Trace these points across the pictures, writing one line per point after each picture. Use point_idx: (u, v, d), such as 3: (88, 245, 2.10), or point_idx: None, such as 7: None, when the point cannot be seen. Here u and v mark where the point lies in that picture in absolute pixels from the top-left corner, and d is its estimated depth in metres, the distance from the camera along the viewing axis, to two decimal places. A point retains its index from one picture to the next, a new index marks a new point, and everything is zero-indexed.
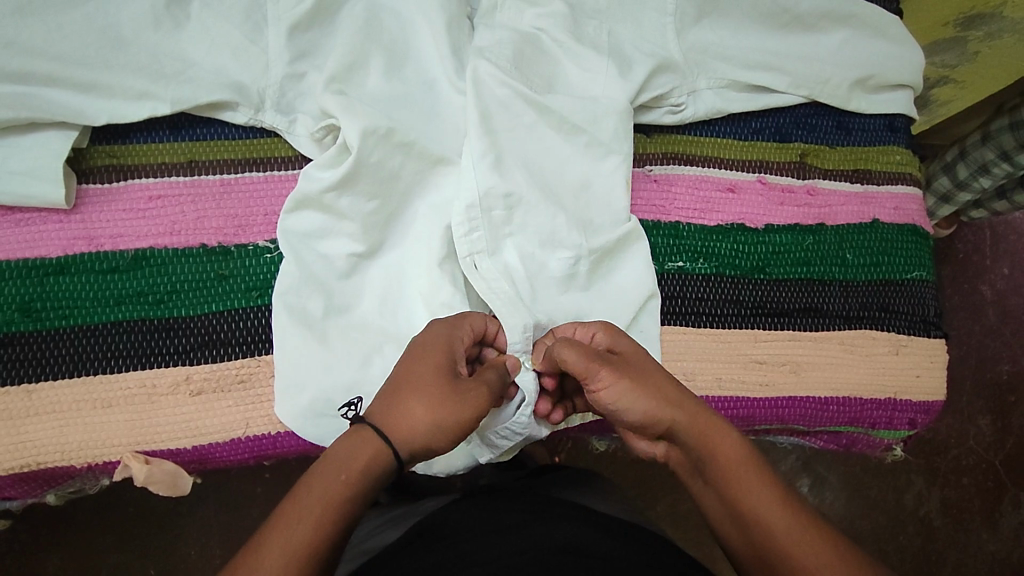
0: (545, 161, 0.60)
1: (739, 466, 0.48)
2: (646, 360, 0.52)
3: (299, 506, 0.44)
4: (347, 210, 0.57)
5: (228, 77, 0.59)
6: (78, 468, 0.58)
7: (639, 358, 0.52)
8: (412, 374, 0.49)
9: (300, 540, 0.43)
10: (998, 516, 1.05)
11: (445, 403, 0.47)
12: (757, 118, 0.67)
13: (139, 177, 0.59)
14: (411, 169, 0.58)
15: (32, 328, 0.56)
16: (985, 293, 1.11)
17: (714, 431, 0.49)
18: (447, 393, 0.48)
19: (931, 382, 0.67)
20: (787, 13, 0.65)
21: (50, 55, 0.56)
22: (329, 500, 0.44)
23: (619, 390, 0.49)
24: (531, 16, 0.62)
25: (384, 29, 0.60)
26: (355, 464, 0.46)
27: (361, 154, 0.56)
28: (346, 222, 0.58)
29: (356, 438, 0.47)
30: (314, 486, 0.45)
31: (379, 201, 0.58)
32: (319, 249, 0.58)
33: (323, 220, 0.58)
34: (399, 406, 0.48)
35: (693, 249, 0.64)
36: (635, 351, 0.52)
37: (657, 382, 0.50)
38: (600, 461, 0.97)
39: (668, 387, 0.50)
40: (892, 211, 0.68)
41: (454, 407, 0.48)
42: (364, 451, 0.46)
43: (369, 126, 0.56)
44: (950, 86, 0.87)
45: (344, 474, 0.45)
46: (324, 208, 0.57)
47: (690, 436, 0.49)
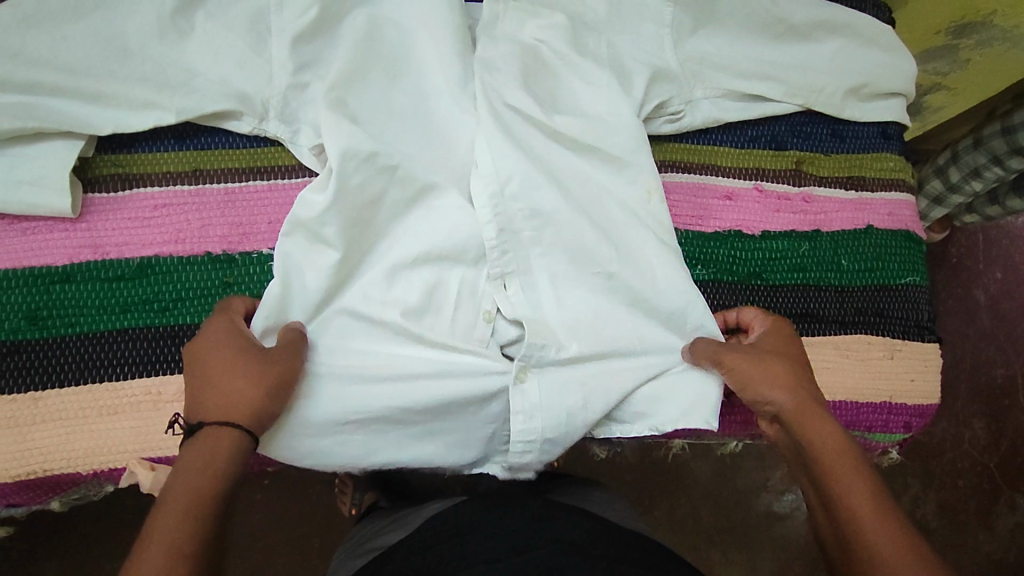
0: (535, 183, 0.60)
1: (841, 457, 0.51)
2: (782, 353, 0.57)
3: (170, 514, 0.44)
4: (333, 238, 0.56)
5: (232, 86, 0.59)
6: (84, 476, 0.58)
7: (784, 346, 0.58)
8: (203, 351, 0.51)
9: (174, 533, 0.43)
10: (994, 518, 1.06)
11: (247, 369, 0.51)
12: (753, 126, 0.68)
13: (144, 186, 0.60)
14: (394, 194, 0.59)
15: (39, 336, 0.57)
16: (979, 297, 1.12)
17: (817, 422, 0.53)
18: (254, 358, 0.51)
19: (926, 386, 0.68)
20: (783, 23, 0.66)
21: (55, 65, 0.57)
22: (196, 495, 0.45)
23: (751, 371, 0.55)
24: (533, 27, 0.62)
25: (386, 39, 0.61)
26: (211, 459, 0.47)
27: (341, 178, 0.56)
28: (327, 250, 0.57)
29: (190, 445, 0.48)
30: (177, 493, 0.45)
31: (360, 223, 0.58)
32: (299, 280, 0.57)
33: (306, 250, 0.57)
34: (217, 383, 0.50)
35: (692, 255, 0.65)
36: (784, 344, 0.58)
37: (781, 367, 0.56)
38: (598, 467, 0.97)
39: (794, 375, 0.56)
40: (886, 216, 0.69)
41: (263, 369, 0.51)
42: (202, 446, 0.48)
43: (350, 147, 0.56)
44: (941, 93, 0.89)
45: (205, 468, 0.47)
46: (314, 236, 0.57)
47: (797, 421, 0.54)
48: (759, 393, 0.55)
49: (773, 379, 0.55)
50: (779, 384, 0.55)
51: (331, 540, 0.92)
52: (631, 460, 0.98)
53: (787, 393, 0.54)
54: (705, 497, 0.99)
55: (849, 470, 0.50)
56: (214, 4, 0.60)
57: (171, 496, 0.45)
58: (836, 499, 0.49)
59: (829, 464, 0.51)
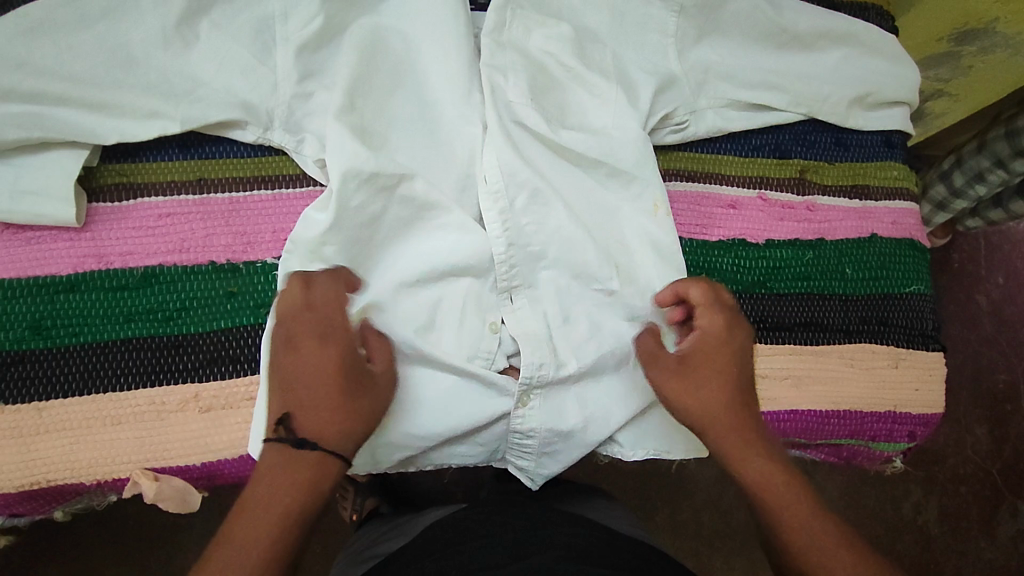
0: (536, 198, 0.60)
1: (772, 479, 0.51)
2: (719, 360, 0.54)
3: (252, 529, 0.45)
4: (335, 257, 0.57)
5: (237, 95, 0.59)
6: (87, 485, 0.58)
7: (722, 351, 0.54)
8: (326, 365, 0.48)
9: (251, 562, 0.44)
10: (996, 524, 1.06)
11: (345, 407, 0.49)
12: (757, 135, 0.68)
13: (149, 196, 0.60)
14: (394, 214, 0.59)
15: (43, 346, 0.57)
16: (980, 302, 1.12)
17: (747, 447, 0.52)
18: (355, 392, 0.49)
19: (930, 395, 0.68)
20: (787, 32, 0.66)
21: (61, 75, 0.57)
22: (284, 514, 0.45)
23: (676, 389, 0.54)
24: (537, 37, 0.62)
25: (390, 49, 0.61)
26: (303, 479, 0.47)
27: (341, 199, 0.56)
28: (329, 269, 0.57)
29: (285, 456, 0.47)
30: (266, 505, 0.45)
31: (362, 242, 0.58)
32: None
33: (310, 269, 0.57)
34: (310, 411, 0.48)
35: (696, 264, 0.65)
36: (714, 349, 0.54)
37: (712, 381, 0.53)
38: (600, 474, 0.97)
39: (724, 388, 0.53)
40: (890, 225, 0.69)
41: (359, 405, 0.49)
42: (298, 463, 0.47)
43: (351, 168, 0.56)
44: (944, 99, 0.89)
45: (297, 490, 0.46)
46: (314, 255, 0.57)
47: (723, 440, 0.52)
48: (685, 412, 0.54)
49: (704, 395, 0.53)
50: (706, 404, 0.53)
51: (333, 546, 0.92)
52: (633, 466, 0.98)
53: (705, 413, 0.53)
54: (707, 504, 0.99)
55: (779, 487, 0.51)
56: (219, 14, 0.60)
57: (254, 507, 0.45)
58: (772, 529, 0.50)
59: (763, 486, 0.51)
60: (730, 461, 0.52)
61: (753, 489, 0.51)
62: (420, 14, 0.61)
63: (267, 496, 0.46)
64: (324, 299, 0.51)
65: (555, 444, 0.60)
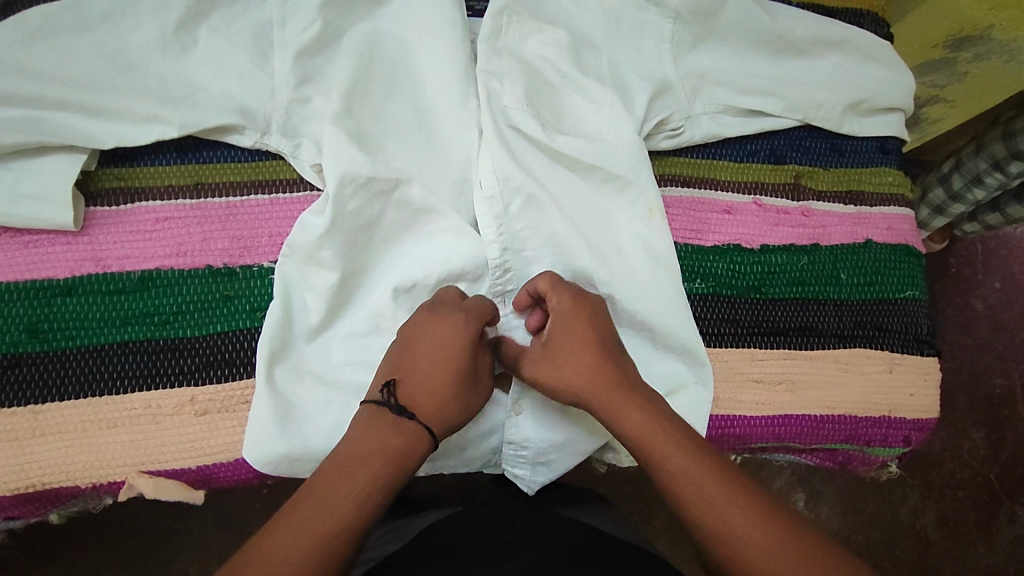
0: (531, 203, 0.60)
1: (650, 436, 0.50)
2: (572, 335, 0.55)
3: (337, 487, 0.46)
4: (331, 261, 0.57)
5: (234, 100, 0.59)
6: (83, 489, 0.58)
7: (574, 321, 0.55)
8: (442, 353, 0.53)
9: (332, 523, 0.45)
10: (993, 529, 1.06)
11: (446, 403, 0.52)
12: (752, 141, 0.68)
13: (146, 200, 0.60)
14: (391, 218, 0.59)
15: (39, 349, 0.57)
16: (977, 307, 1.13)
17: (624, 407, 0.52)
18: (457, 393, 0.53)
19: (925, 400, 0.68)
20: (781, 39, 0.66)
21: (59, 79, 0.58)
22: (373, 478, 0.48)
23: (545, 367, 0.55)
24: (534, 43, 0.63)
25: (386, 55, 0.62)
26: (394, 445, 0.49)
27: (337, 203, 0.56)
28: (326, 273, 0.57)
29: (382, 421, 0.50)
30: (355, 467, 0.48)
31: (359, 246, 0.58)
32: (299, 298, 0.58)
33: (307, 273, 0.58)
34: (421, 390, 0.52)
35: (691, 269, 0.65)
36: (573, 319, 0.55)
37: (569, 357, 0.54)
38: (597, 478, 0.97)
39: (587, 358, 0.54)
40: (885, 230, 0.69)
41: (451, 406, 0.53)
42: (391, 430, 0.50)
43: (348, 173, 0.56)
44: (940, 105, 0.89)
45: (389, 457, 0.49)
46: (310, 260, 0.57)
47: (603, 406, 0.52)
48: (565, 385, 0.54)
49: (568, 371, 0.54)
50: (579, 373, 0.53)
51: None
52: (630, 470, 0.98)
53: (580, 379, 0.53)
54: None
55: (667, 442, 0.49)
56: (217, 19, 0.60)
57: (342, 469, 0.48)
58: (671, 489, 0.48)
59: (646, 444, 0.50)
60: (609, 423, 0.52)
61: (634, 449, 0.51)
62: (417, 20, 0.61)
63: (359, 460, 0.48)
64: (471, 307, 0.56)
65: (550, 454, 0.60)
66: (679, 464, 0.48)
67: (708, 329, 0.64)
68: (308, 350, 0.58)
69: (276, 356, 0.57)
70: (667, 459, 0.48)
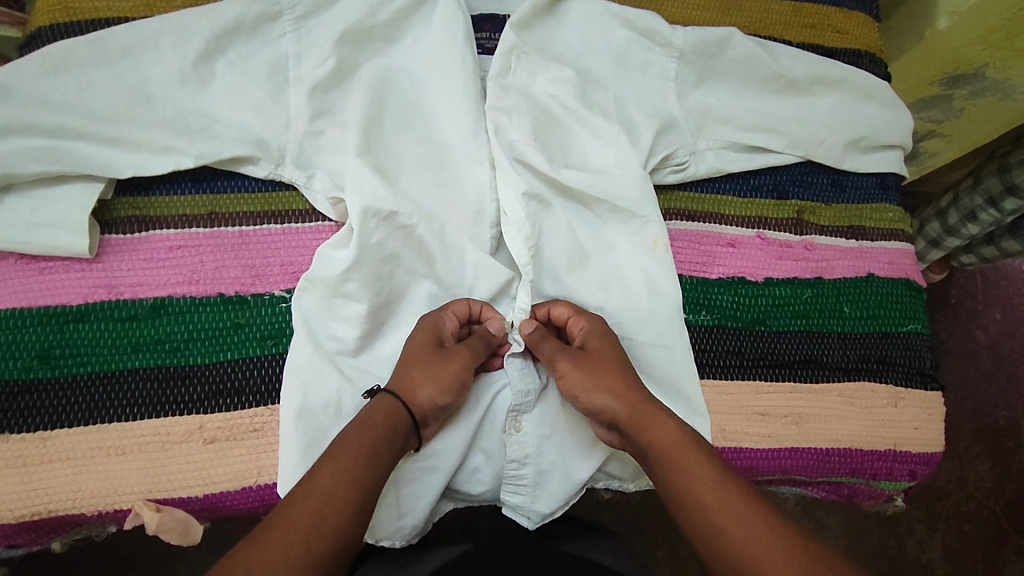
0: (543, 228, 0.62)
1: (680, 449, 0.51)
2: (610, 356, 0.57)
3: (318, 485, 0.47)
4: (357, 293, 0.58)
5: (250, 133, 0.61)
6: (87, 516, 0.58)
7: (603, 342, 0.58)
8: (419, 336, 0.57)
9: (312, 519, 0.45)
10: (1001, 564, 1.05)
11: (408, 380, 0.54)
12: (755, 175, 0.70)
13: (161, 228, 0.61)
14: (410, 250, 0.60)
15: (50, 376, 0.57)
16: (979, 338, 1.13)
17: (652, 420, 0.53)
18: (423, 367, 0.55)
19: (930, 434, 0.68)
20: (781, 78, 0.69)
21: (81, 111, 0.59)
22: (342, 475, 0.48)
23: (579, 376, 0.56)
24: (543, 80, 0.65)
25: (398, 90, 0.63)
26: (358, 441, 0.50)
27: (361, 236, 0.57)
28: (352, 304, 0.58)
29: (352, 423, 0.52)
30: (329, 464, 0.48)
31: (383, 277, 0.59)
32: (325, 330, 0.58)
33: (331, 305, 0.58)
34: (397, 370, 0.56)
35: (696, 301, 0.65)
36: (603, 344, 0.58)
37: (608, 377, 0.55)
38: (601, 507, 0.96)
39: (615, 375, 0.56)
40: (886, 265, 0.70)
41: (418, 380, 0.54)
42: (358, 429, 0.51)
43: (371, 206, 0.57)
44: (937, 139, 0.92)
45: (351, 452, 0.49)
46: (334, 293, 0.58)
47: (634, 420, 0.54)
48: (597, 396, 0.55)
49: (604, 385, 0.55)
50: (612, 386, 0.55)
51: None
52: (634, 499, 0.97)
53: (616, 391, 0.55)
54: None
55: (694, 461, 0.51)
56: (236, 54, 0.62)
57: (322, 467, 0.48)
58: (692, 501, 0.49)
59: (674, 456, 0.51)
60: (635, 433, 0.53)
61: (661, 459, 0.52)
62: (430, 57, 0.64)
63: (331, 458, 0.49)
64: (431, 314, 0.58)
65: (548, 475, 0.60)
66: (708, 484, 0.49)
67: (712, 361, 0.64)
68: (346, 373, 0.58)
69: (310, 388, 0.57)
70: (692, 471, 0.50)
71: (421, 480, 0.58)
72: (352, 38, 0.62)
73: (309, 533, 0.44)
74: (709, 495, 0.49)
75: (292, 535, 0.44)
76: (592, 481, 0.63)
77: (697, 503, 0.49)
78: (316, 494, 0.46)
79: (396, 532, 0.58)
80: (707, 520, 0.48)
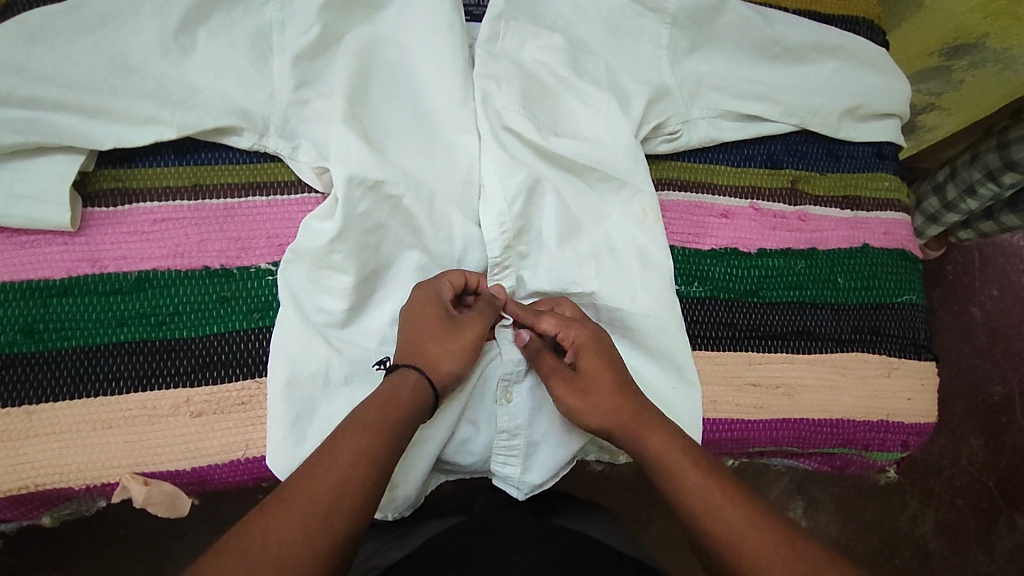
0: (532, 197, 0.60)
1: (673, 454, 0.51)
2: (606, 374, 0.56)
3: (333, 460, 0.46)
4: (344, 264, 0.57)
5: (233, 102, 0.60)
6: (76, 490, 0.57)
7: (596, 360, 0.56)
8: (428, 307, 0.55)
9: (325, 496, 0.45)
10: (994, 537, 1.06)
11: (431, 352, 0.54)
12: (749, 145, 0.69)
13: (144, 201, 0.60)
14: (397, 220, 0.59)
15: (34, 350, 0.57)
16: (975, 314, 1.13)
17: (645, 426, 0.53)
18: (442, 339, 0.54)
19: (923, 405, 0.68)
20: (777, 45, 0.67)
21: (59, 80, 0.58)
22: (362, 454, 0.47)
23: (573, 399, 0.56)
24: (532, 48, 0.63)
25: (384, 59, 0.62)
26: (378, 422, 0.49)
27: (347, 206, 0.56)
28: (340, 276, 0.57)
29: (368, 406, 0.50)
30: (343, 443, 0.47)
31: (370, 249, 0.58)
32: (312, 302, 0.58)
33: (319, 276, 0.57)
34: (407, 342, 0.55)
35: (689, 272, 0.65)
36: (597, 357, 0.56)
37: (604, 396, 0.55)
38: (594, 484, 0.97)
39: (612, 395, 0.55)
40: (882, 235, 0.69)
41: (439, 354, 0.54)
42: (376, 409, 0.50)
43: (356, 174, 0.56)
44: (935, 113, 0.90)
45: (370, 431, 0.48)
46: (321, 264, 0.57)
47: (626, 427, 0.54)
48: (586, 417, 0.55)
49: (600, 407, 0.55)
50: (607, 411, 0.54)
51: None
52: (627, 476, 0.97)
53: (606, 412, 0.54)
54: None
55: (687, 463, 0.51)
56: (217, 22, 0.60)
57: (338, 444, 0.47)
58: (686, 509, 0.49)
59: (665, 460, 0.51)
60: (631, 441, 0.54)
61: (653, 465, 0.52)
62: (417, 23, 0.62)
63: (344, 437, 0.48)
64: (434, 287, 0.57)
65: (539, 445, 0.60)
66: (699, 487, 0.49)
67: (704, 331, 0.64)
68: (333, 344, 0.57)
69: (298, 361, 0.56)
70: (686, 472, 0.50)
71: (414, 453, 0.57)
72: (336, 4, 0.61)
73: (323, 510, 0.44)
74: (701, 497, 0.49)
75: (303, 509, 0.44)
76: (583, 453, 0.63)
77: (685, 506, 0.49)
78: (333, 470, 0.46)
79: (385, 501, 0.58)
80: (701, 524, 0.48)
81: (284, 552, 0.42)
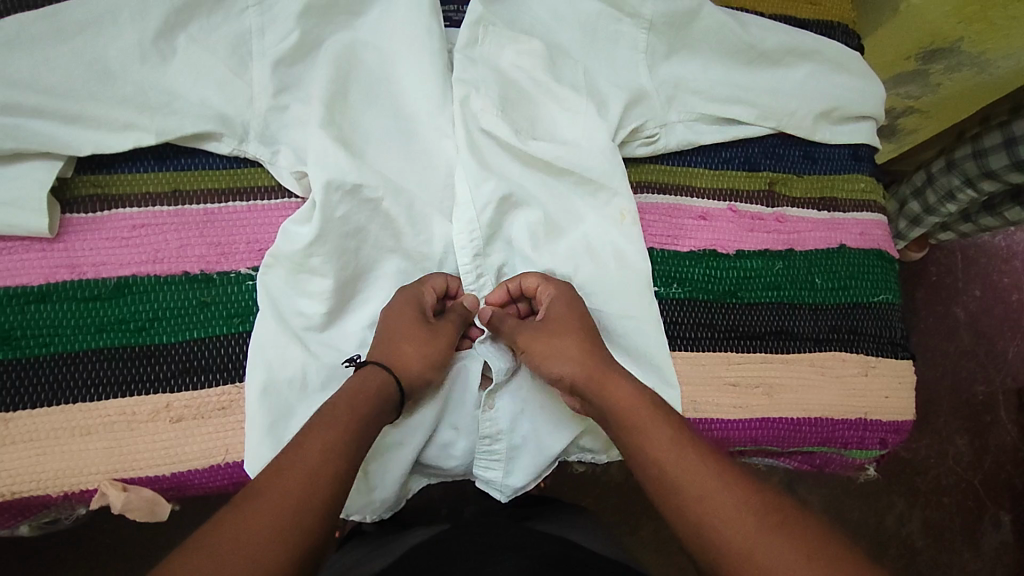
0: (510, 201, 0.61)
1: (640, 415, 0.51)
2: (572, 319, 0.57)
3: (303, 455, 0.46)
4: (322, 268, 0.57)
5: (213, 108, 0.60)
6: (54, 498, 0.57)
7: (564, 311, 0.57)
8: (404, 309, 0.56)
9: (295, 490, 0.44)
10: (979, 535, 1.07)
11: (403, 352, 0.54)
12: (727, 148, 0.69)
13: (123, 207, 0.60)
14: (377, 225, 0.59)
15: (11, 356, 0.57)
16: (958, 314, 1.14)
17: (607, 379, 0.53)
18: (414, 340, 0.55)
19: (901, 403, 0.68)
20: (752, 49, 0.68)
21: (37, 87, 0.58)
22: (329, 446, 0.47)
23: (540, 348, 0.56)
24: (511, 53, 0.64)
25: (363, 64, 0.62)
26: (347, 416, 0.49)
27: (325, 211, 0.57)
28: (318, 280, 0.58)
29: (337, 402, 0.50)
30: (312, 437, 0.48)
31: (349, 253, 0.58)
32: (291, 305, 0.58)
33: (298, 280, 0.58)
34: (381, 342, 0.55)
35: (667, 273, 0.65)
36: (569, 322, 0.56)
37: (568, 342, 0.55)
38: (584, 487, 0.97)
39: (579, 342, 0.55)
40: (858, 236, 0.70)
41: (411, 354, 0.54)
42: (346, 404, 0.50)
43: (334, 179, 0.57)
44: (914, 116, 0.92)
45: (340, 424, 0.49)
46: (299, 267, 0.57)
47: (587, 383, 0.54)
48: (554, 366, 0.55)
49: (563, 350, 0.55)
50: (572, 354, 0.55)
51: None
52: (617, 478, 0.97)
53: (572, 359, 0.54)
54: None
55: (653, 423, 0.50)
56: (196, 28, 0.60)
57: (306, 440, 0.47)
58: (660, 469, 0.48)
59: (630, 420, 0.51)
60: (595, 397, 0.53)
61: (621, 424, 0.51)
62: (395, 30, 0.62)
63: (315, 432, 0.48)
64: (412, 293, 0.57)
65: (521, 450, 0.60)
66: (665, 446, 0.48)
67: (683, 333, 0.65)
68: (312, 348, 0.58)
69: (276, 368, 0.56)
70: (653, 442, 0.49)
71: (392, 456, 0.57)
72: (316, 11, 0.61)
73: (294, 503, 0.44)
74: (671, 460, 0.48)
75: (274, 503, 0.43)
76: (566, 454, 0.63)
77: (657, 468, 0.48)
78: (301, 465, 0.46)
79: (365, 506, 0.58)
80: (673, 482, 0.47)
81: (252, 544, 0.41)
